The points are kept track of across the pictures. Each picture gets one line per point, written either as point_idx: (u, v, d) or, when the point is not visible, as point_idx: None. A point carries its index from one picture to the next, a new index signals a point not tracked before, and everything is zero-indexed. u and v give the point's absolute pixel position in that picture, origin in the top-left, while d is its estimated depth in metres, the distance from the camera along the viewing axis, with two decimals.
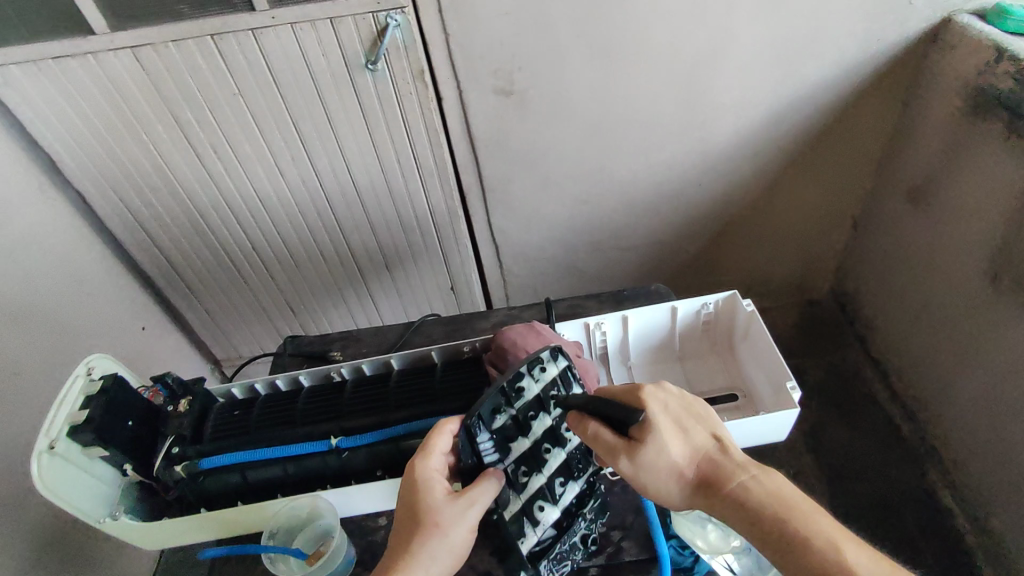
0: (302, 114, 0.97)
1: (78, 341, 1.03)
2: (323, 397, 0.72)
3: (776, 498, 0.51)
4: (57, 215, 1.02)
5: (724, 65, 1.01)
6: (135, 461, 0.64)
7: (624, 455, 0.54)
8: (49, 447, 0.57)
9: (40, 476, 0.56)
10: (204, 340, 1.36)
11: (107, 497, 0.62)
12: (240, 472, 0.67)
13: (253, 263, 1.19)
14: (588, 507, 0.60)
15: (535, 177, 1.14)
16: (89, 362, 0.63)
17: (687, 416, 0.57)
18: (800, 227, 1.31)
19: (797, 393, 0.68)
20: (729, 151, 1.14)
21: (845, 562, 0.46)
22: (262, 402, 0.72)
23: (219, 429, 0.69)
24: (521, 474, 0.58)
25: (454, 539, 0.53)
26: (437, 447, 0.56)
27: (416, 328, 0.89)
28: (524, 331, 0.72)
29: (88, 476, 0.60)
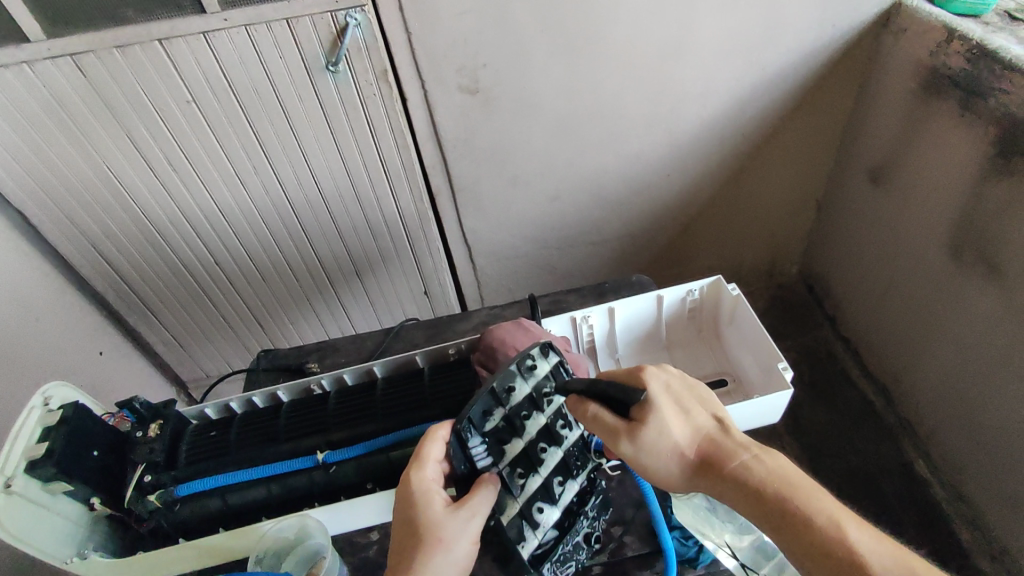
0: (261, 120, 0.94)
1: (30, 371, 0.97)
2: (305, 411, 0.69)
3: (778, 477, 0.50)
4: (0, 238, 0.96)
5: (687, 55, 1.01)
6: (102, 494, 0.59)
7: (625, 435, 0.53)
8: (6, 485, 0.53)
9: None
10: (168, 361, 1.30)
11: (73, 535, 0.58)
12: (218, 496, 0.63)
13: (217, 277, 1.14)
14: (590, 505, 0.59)
15: (505, 175, 1.13)
16: (46, 391, 0.59)
17: (688, 398, 0.57)
18: (766, 213, 1.33)
19: (790, 373, 0.68)
20: (696, 141, 1.15)
21: (846, 540, 0.46)
22: (240, 421, 0.69)
23: (195, 452, 0.66)
24: (517, 476, 0.56)
25: (457, 552, 0.51)
26: (431, 455, 0.54)
27: (396, 334, 0.87)
28: (512, 330, 0.71)
29: (50, 514, 0.56)
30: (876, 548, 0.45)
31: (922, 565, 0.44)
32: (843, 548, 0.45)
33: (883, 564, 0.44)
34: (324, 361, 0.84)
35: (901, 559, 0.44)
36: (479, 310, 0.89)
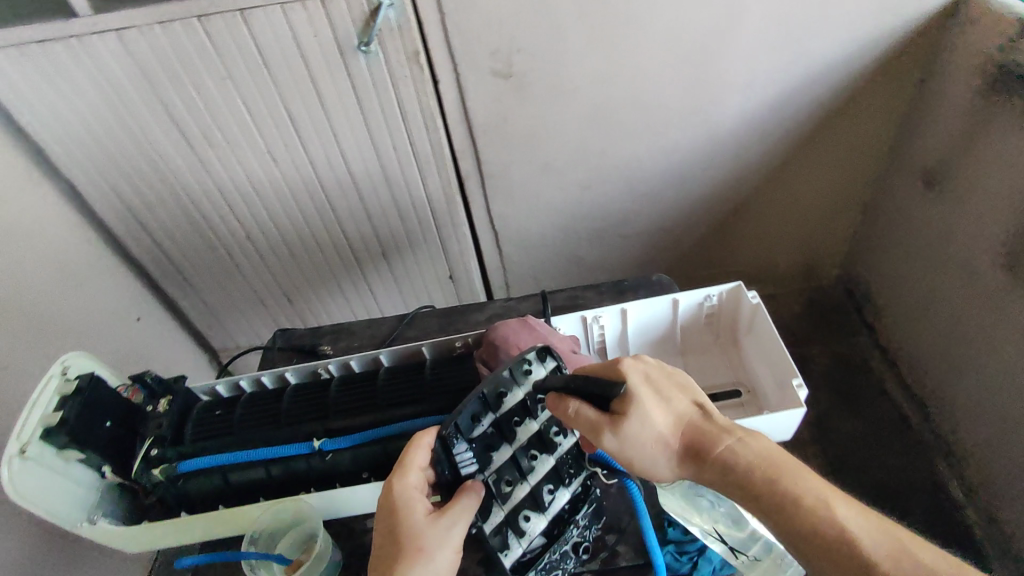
0: (294, 99, 0.94)
1: (69, 334, 1.01)
2: (309, 395, 0.70)
3: (764, 458, 0.50)
4: (47, 205, 1.00)
5: (732, 44, 0.97)
6: (113, 464, 0.62)
7: (608, 429, 0.51)
8: (20, 452, 0.56)
9: (12, 481, 0.54)
10: (200, 330, 1.34)
11: (85, 500, 0.61)
12: (220, 474, 0.65)
13: (248, 251, 1.17)
14: (582, 513, 0.58)
15: (536, 163, 1.10)
16: (64, 361, 0.61)
17: (667, 384, 0.55)
18: (807, 214, 1.27)
19: (804, 391, 0.66)
20: (737, 134, 1.10)
21: (834, 517, 0.47)
22: (246, 401, 0.70)
23: (201, 429, 0.67)
24: (504, 484, 0.56)
25: (440, 562, 0.49)
26: (416, 462, 0.53)
27: (409, 321, 0.87)
28: (518, 328, 0.69)
29: (65, 479, 0.59)
30: (862, 523, 0.47)
31: (905, 534, 0.47)
32: (834, 527, 0.47)
33: (870, 539, 0.46)
34: (338, 344, 0.85)
35: (886, 530, 0.47)
36: (494, 301, 0.88)
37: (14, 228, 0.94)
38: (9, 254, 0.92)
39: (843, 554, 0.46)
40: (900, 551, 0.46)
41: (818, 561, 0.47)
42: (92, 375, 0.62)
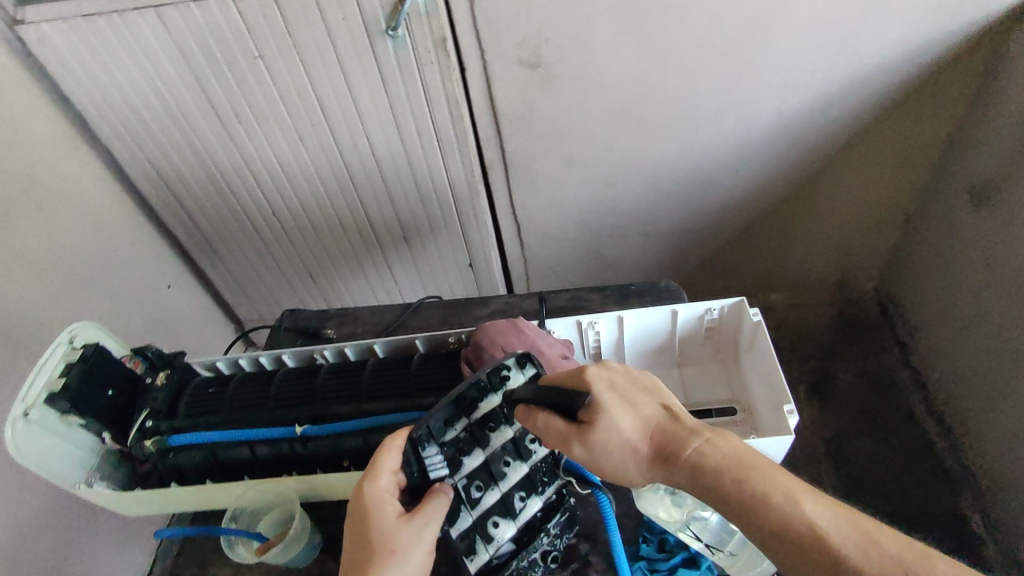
0: (322, 81, 0.94)
1: (101, 299, 1.06)
2: (299, 380, 0.71)
3: (731, 458, 0.49)
4: (90, 172, 1.05)
5: (775, 42, 0.92)
6: (112, 431, 0.65)
7: (577, 440, 0.51)
8: (24, 414, 0.58)
9: (14, 442, 0.57)
10: (228, 300, 1.39)
11: (83, 464, 0.63)
12: (208, 450, 0.67)
13: (273, 226, 1.19)
14: (554, 522, 0.58)
15: (561, 155, 1.09)
16: (71, 330, 0.63)
17: (634, 389, 0.54)
18: (842, 222, 1.23)
19: (795, 418, 0.63)
20: (771, 135, 1.06)
21: (802, 513, 0.46)
22: (239, 381, 0.72)
23: (194, 405, 0.69)
24: (474, 489, 0.55)
25: (414, 564, 0.50)
26: (386, 466, 0.52)
27: (414, 310, 0.88)
28: (507, 331, 0.68)
29: (66, 443, 0.61)
30: (829, 515, 0.46)
31: (872, 525, 0.45)
32: (802, 523, 0.45)
33: (839, 533, 0.45)
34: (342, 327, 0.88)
35: (854, 522, 0.45)
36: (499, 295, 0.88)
37: (55, 192, 0.98)
38: (49, 216, 0.96)
39: (814, 550, 0.44)
40: (868, 543, 0.44)
41: (790, 558, 0.45)
42: (97, 345, 0.64)
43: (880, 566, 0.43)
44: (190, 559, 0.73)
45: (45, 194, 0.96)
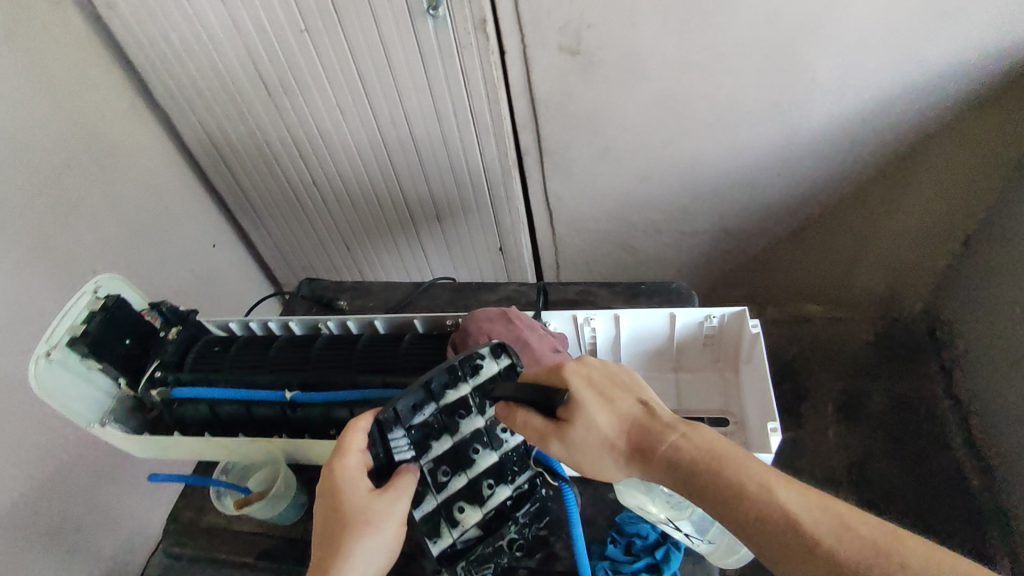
0: (364, 57, 0.94)
1: (150, 253, 1.13)
2: (297, 347, 0.74)
3: (705, 451, 0.49)
4: (148, 132, 1.11)
5: (832, 41, 0.87)
6: (128, 377, 0.70)
7: (555, 437, 0.53)
8: (47, 354, 0.63)
9: (36, 378, 0.62)
10: (267, 263, 1.45)
11: (100, 405, 0.69)
12: (208, 405, 0.70)
13: (313, 196, 1.23)
14: (522, 511, 0.60)
15: (596, 145, 1.07)
16: (96, 281, 0.67)
17: (612, 385, 0.55)
18: (888, 235, 1.17)
19: (775, 437, 0.61)
20: (819, 139, 1.02)
21: (776, 502, 0.45)
22: (242, 342, 0.75)
23: (199, 361, 0.73)
24: (441, 473, 0.58)
25: (387, 534, 0.52)
26: (354, 445, 0.54)
27: (425, 289, 0.92)
28: (496, 321, 0.68)
29: (84, 383, 0.67)
30: (804, 503, 0.45)
31: (848, 510, 0.45)
32: (777, 511, 0.45)
33: (814, 520, 0.44)
34: (355, 301, 0.93)
35: (828, 508, 0.45)
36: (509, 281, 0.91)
37: (113, 149, 1.03)
38: (107, 171, 1.02)
39: (789, 539, 0.44)
40: (842, 528, 0.44)
41: (768, 549, 0.45)
42: (118, 296, 0.68)
43: (857, 552, 0.42)
44: (195, 505, 0.78)
45: (104, 150, 1.02)
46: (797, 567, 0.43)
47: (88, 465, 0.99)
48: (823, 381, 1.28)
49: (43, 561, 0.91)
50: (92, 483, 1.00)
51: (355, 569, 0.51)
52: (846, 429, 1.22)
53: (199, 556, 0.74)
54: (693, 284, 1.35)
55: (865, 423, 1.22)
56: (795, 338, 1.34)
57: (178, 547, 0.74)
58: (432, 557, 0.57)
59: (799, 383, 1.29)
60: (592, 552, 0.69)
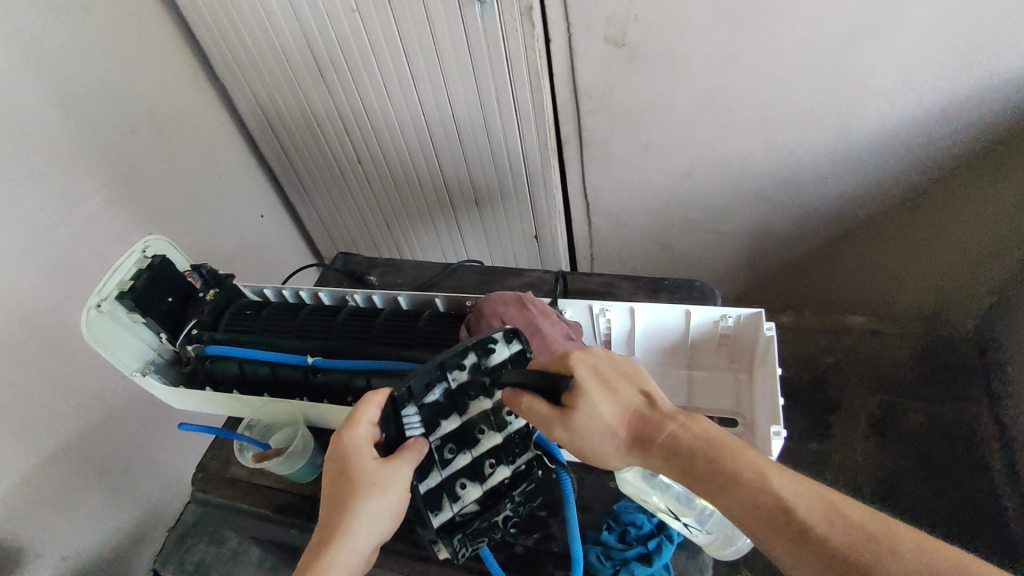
0: (412, 39, 0.96)
1: (204, 220, 1.19)
2: (323, 315, 0.78)
3: (703, 440, 0.51)
4: (207, 104, 1.16)
5: (890, 43, 0.84)
6: (169, 333, 0.75)
7: (558, 422, 0.54)
8: (97, 305, 0.68)
9: (88, 328, 0.67)
10: (311, 236, 1.52)
11: (139, 355, 0.74)
12: (238, 364, 0.74)
13: (357, 174, 1.27)
14: (519, 490, 0.63)
15: (637, 139, 1.06)
16: (146, 241, 0.72)
17: (615, 375, 0.57)
18: (939, 248, 1.13)
19: (776, 441, 0.61)
20: (871, 144, 0.99)
21: (771, 489, 0.47)
22: (273, 308, 0.79)
23: (234, 323, 0.78)
24: (447, 451, 0.60)
25: (393, 497, 0.55)
26: (365, 417, 0.56)
27: (452, 271, 0.95)
28: (510, 304, 0.70)
29: (128, 334, 0.72)
30: (797, 490, 0.47)
31: (839, 498, 0.47)
32: (772, 498, 0.47)
33: (806, 506, 0.46)
34: (384, 277, 0.98)
35: (820, 495, 0.47)
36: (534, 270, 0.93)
37: (177, 119, 1.10)
38: (169, 140, 1.09)
39: (783, 524, 0.46)
40: (833, 514, 0.46)
41: (763, 534, 0.47)
42: (165, 257, 0.73)
43: (848, 537, 0.44)
44: (222, 457, 0.83)
45: (168, 120, 1.08)
46: (791, 552, 0.45)
47: (135, 413, 1.06)
48: (856, 394, 1.28)
49: (88, 497, 1.00)
50: (137, 430, 1.08)
51: (362, 529, 0.54)
52: (876, 446, 1.21)
53: (221, 503, 0.80)
54: (729, 286, 1.33)
55: (897, 438, 1.21)
56: (832, 347, 1.34)
57: (203, 494, 0.81)
58: (432, 530, 0.59)
59: (829, 394, 1.29)
60: (587, 537, 0.70)
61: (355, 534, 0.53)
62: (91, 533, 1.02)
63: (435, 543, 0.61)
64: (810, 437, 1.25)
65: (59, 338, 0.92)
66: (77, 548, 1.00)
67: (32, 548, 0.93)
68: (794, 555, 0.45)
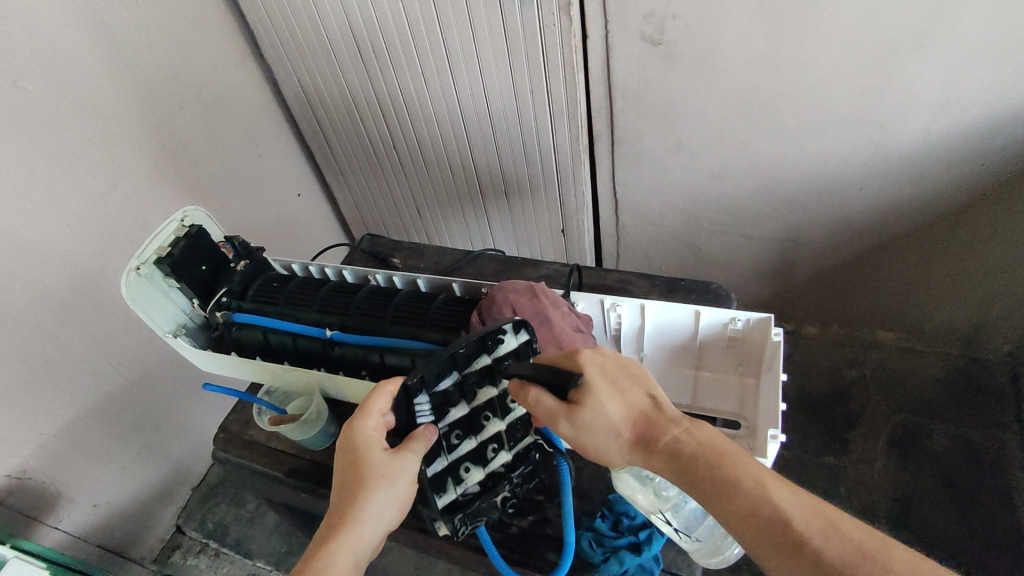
0: (450, 29, 0.97)
1: (244, 196, 1.24)
2: (344, 292, 0.80)
3: (706, 447, 0.51)
4: (252, 84, 1.20)
5: (936, 52, 0.82)
6: (201, 300, 0.79)
7: (565, 418, 0.55)
8: (136, 268, 0.72)
9: (127, 289, 0.71)
10: (344, 216, 1.56)
11: (173, 318, 0.78)
12: (262, 333, 0.77)
13: (391, 158, 1.29)
14: (517, 473, 0.65)
15: (670, 139, 1.06)
16: (184, 211, 0.76)
17: (625, 376, 0.57)
18: (976, 267, 1.10)
19: (773, 444, 0.61)
20: (910, 156, 0.96)
21: (769, 500, 0.47)
22: (298, 282, 0.83)
23: (260, 294, 0.81)
24: (454, 436, 0.62)
25: (401, 488, 0.56)
26: (376, 408, 0.58)
27: (473, 259, 0.98)
28: (522, 293, 0.71)
29: (162, 297, 0.76)
30: (796, 504, 0.47)
31: (839, 515, 0.46)
32: (769, 509, 0.47)
33: (804, 520, 0.46)
34: (407, 260, 1.01)
35: (819, 511, 0.46)
36: (552, 262, 0.95)
37: (224, 98, 1.14)
38: (215, 117, 1.13)
39: (780, 536, 0.46)
40: (831, 530, 0.45)
41: (758, 544, 0.47)
42: (201, 227, 0.77)
43: (842, 554, 0.44)
44: (241, 420, 0.87)
45: (215, 97, 1.12)
46: (786, 565, 0.45)
47: (167, 375, 1.12)
48: (879, 411, 1.26)
49: (121, 450, 1.07)
50: (168, 392, 1.14)
51: (370, 518, 0.54)
52: (895, 465, 1.19)
53: (239, 463, 0.83)
54: (755, 292, 1.32)
55: (919, 458, 1.19)
56: (859, 361, 1.32)
57: (224, 453, 0.84)
58: (434, 510, 0.61)
59: (851, 409, 1.27)
60: (581, 524, 0.72)
61: (362, 523, 0.54)
62: (120, 484, 1.09)
63: (436, 520, 0.63)
64: (828, 450, 1.23)
65: (103, 299, 0.97)
66: (107, 497, 1.07)
67: (66, 494, 0.99)
68: (786, 567, 0.45)
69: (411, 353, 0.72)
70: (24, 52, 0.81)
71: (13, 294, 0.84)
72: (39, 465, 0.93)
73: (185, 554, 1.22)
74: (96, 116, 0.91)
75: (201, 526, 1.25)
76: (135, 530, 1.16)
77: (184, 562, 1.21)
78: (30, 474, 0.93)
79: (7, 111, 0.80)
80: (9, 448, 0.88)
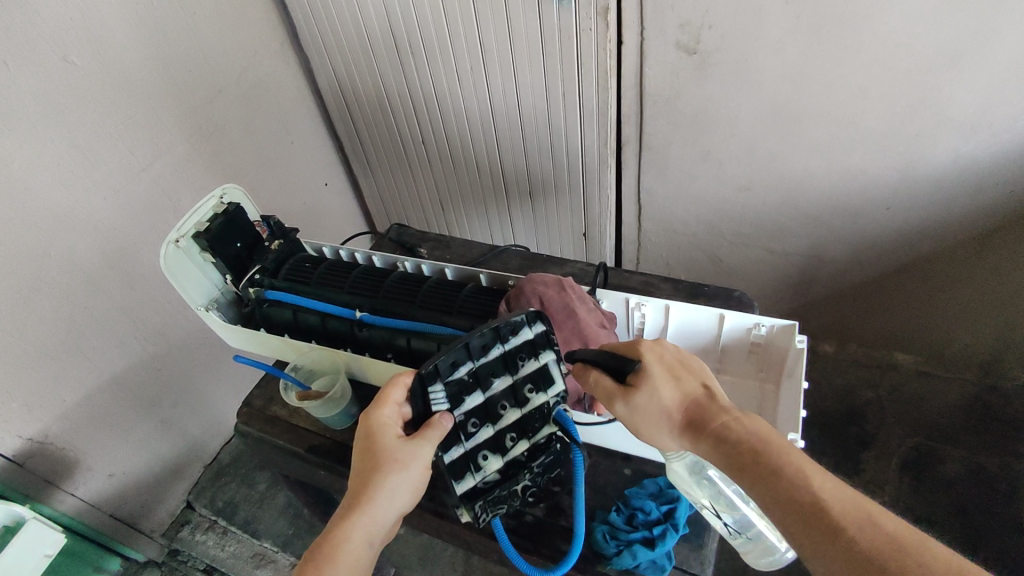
0: (486, 26, 0.98)
1: (274, 182, 1.26)
2: (373, 277, 0.82)
3: (753, 435, 0.51)
4: (288, 72, 1.23)
5: (973, 74, 0.82)
6: (233, 276, 0.81)
7: (621, 400, 0.57)
8: (175, 241, 0.75)
9: (166, 260, 0.74)
10: (368, 207, 1.59)
11: (206, 292, 0.81)
12: (292, 311, 0.79)
13: (419, 152, 1.31)
14: (537, 462, 0.65)
15: (699, 148, 1.06)
16: (224, 189, 0.79)
17: (681, 366, 0.58)
18: (1003, 297, 1.09)
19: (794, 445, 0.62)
20: (941, 178, 0.96)
21: (809, 489, 0.47)
22: (328, 264, 0.84)
23: (293, 274, 0.83)
24: (471, 424, 0.62)
25: (415, 473, 0.57)
26: (391, 398, 0.60)
27: (499, 254, 1.00)
28: (550, 286, 0.72)
29: (198, 271, 0.78)
30: (837, 496, 0.46)
31: (878, 509, 0.45)
32: (808, 496, 0.46)
33: (841, 511, 0.45)
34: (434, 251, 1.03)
35: (859, 504, 0.46)
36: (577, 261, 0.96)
37: (259, 84, 1.16)
38: (251, 102, 1.16)
39: (816, 523, 0.45)
40: (868, 524, 0.44)
41: (795, 528, 0.46)
42: (238, 205, 0.80)
43: (878, 544, 0.43)
44: (265, 397, 0.88)
45: (252, 83, 1.15)
46: (820, 553, 0.45)
47: (188, 352, 1.15)
48: (894, 434, 1.25)
49: (139, 422, 1.09)
50: (190, 368, 1.16)
51: (383, 502, 0.55)
52: (908, 490, 1.18)
53: (260, 438, 0.84)
54: (775, 306, 1.32)
55: (932, 483, 1.18)
56: (875, 382, 1.32)
57: (245, 427, 0.85)
58: (455, 497, 0.62)
59: (865, 429, 1.26)
60: (595, 516, 0.73)
61: (377, 505, 0.55)
62: (136, 456, 1.11)
63: (457, 506, 0.64)
64: (839, 469, 1.21)
65: (132, 272, 0.99)
66: (123, 468, 1.09)
67: (83, 462, 1.00)
68: (820, 551, 0.45)
69: (436, 338, 0.74)
70: (76, 29, 0.84)
71: (48, 262, 0.86)
72: (62, 431, 0.96)
73: (193, 530, 1.24)
74: (138, 94, 0.94)
75: (212, 503, 1.27)
76: (147, 503, 1.17)
77: (193, 538, 1.23)
78: (52, 440, 0.95)
79: (54, 84, 0.83)
80: (34, 411, 0.91)
